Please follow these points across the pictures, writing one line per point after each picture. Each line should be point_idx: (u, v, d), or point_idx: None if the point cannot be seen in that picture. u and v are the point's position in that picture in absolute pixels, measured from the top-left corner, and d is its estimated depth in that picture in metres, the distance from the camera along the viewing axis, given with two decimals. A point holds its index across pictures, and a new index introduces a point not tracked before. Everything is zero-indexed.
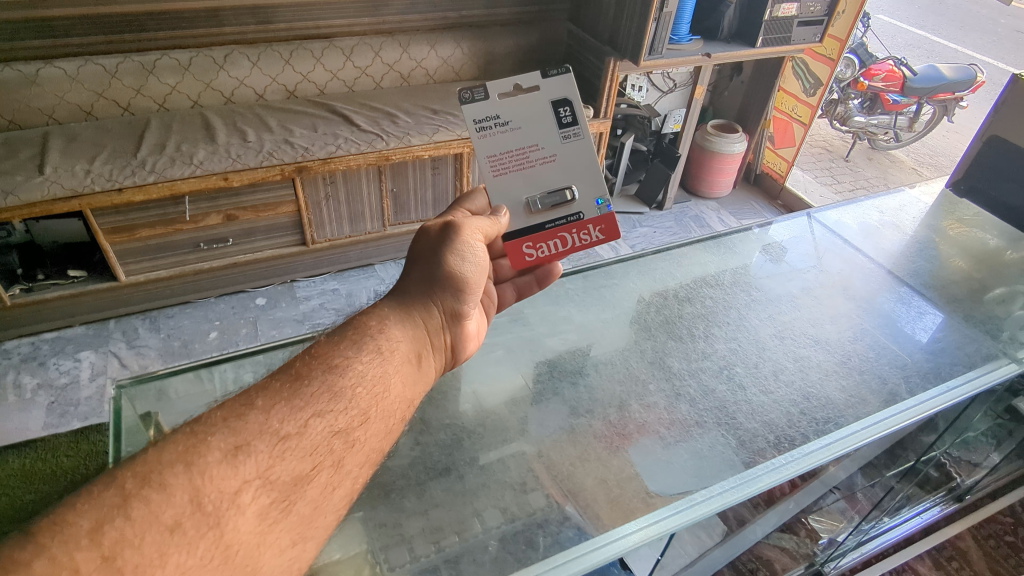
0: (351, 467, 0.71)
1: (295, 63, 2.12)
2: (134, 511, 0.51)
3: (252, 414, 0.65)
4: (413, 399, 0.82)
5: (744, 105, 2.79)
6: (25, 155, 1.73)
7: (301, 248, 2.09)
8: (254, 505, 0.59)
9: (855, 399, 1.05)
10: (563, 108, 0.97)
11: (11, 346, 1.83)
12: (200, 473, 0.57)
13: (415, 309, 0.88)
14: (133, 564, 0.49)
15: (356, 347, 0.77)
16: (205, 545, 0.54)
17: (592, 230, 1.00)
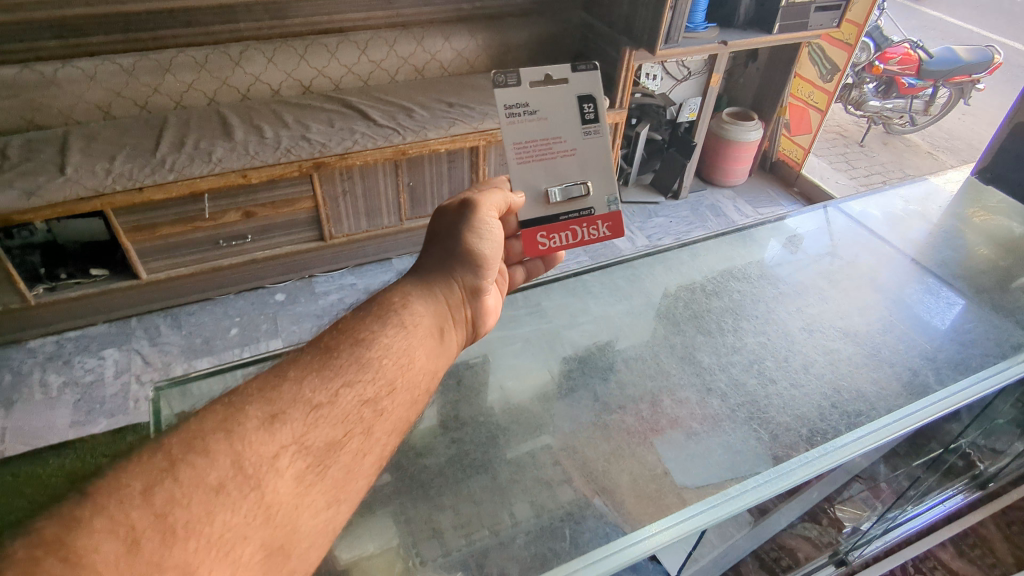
0: (380, 435, 0.71)
1: (309, 58, 2.12)
2: (181, 474, 0.53)
3: (285, 385, 0.67)
4: (438, 370, 0.83)
5: (760, 92, 2.76)
6: (46, 156, 1.74)
7: (319, 243, 2.10)
8: (291, 469, 0.61)
9: (887, 392, 1.05)
10: (587, 104, 0.96)
11: (36, 345, 1.85)
12: (239, 440, 0.59)
13: (435, 285, 0.88)
14: (184, 521, 0.51)
15: (380, 323, 0.78)
16: (247, 505, 0.56)
17: (601, 226, 0.99)
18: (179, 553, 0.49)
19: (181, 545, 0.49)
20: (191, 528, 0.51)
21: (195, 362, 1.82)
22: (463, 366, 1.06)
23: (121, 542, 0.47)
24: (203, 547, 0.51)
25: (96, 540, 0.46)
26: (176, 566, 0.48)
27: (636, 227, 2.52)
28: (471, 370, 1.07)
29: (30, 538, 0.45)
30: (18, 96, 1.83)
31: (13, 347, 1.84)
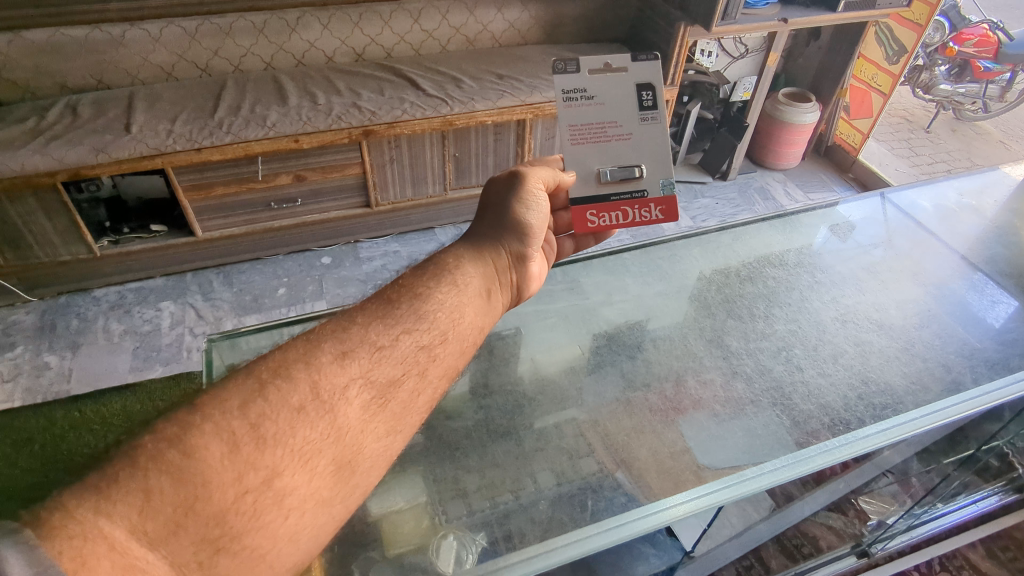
0: (434, 377, 0.75)
1: (363, 26, 2.15)
2: (269, 394, 0.61)
3: (354, 327, 0.72)
4: (485, 327, 0.86)
5: (820, 73, 2.66)
6: (113, 115, 1.83)
7: (366, 210, 2.15)
8: (359, 400, 0.67)
9: (916, 386, 1.04)
10: (645, 92, 0.96)
11: (100, 294, 1.98)
12: (317, 370, 0.65)
13: (485, 249, 0.90)
14: (274, 432, 0.59)
15: (434, 281, 0.82)
16: (322, 426, 0.62)
17: (654, 208, 0.97)
18: (267, 459, 0.57)
19: (268, 453, 0.58)
20: (277, 439, 0.59)
21: (244, 318, 1.91)
22: (496, 337, 1.10)
23: (222, 444, 0.55)
24: (286, 457, 0.59)
25: (203, 439, 0.55)
26: (263, 469, 0.57)
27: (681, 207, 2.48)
28: (504, 341, 1.10)
29: (155, 432, 0.54)
30: (89, 56, 1.92)
31: (80, 294, 1.97)
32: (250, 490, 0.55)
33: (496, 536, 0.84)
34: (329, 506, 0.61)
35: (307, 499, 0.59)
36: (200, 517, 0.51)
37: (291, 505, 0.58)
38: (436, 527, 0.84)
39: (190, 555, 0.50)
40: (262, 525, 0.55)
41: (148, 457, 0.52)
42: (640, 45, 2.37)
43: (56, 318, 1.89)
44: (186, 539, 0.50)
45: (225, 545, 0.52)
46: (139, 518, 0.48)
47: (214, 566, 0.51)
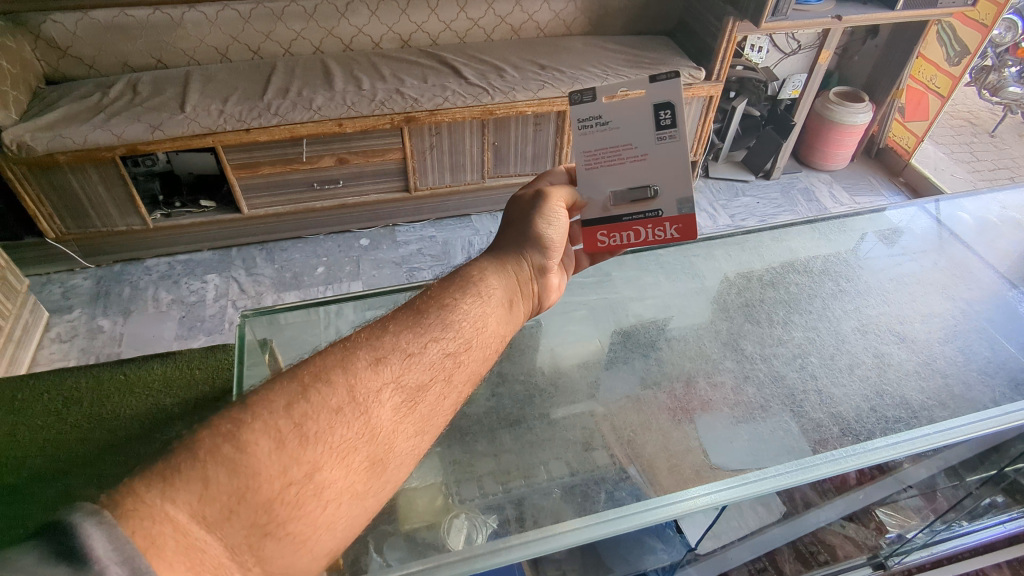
0: (459, 383, 0.77)
1: (411, 13, 2.18)
2: (312, 397, 0.63)
3: (386, 335, 0.75)
4: (507, 336, 0.87)
5: (876, 72, 2.56)
6: (169, 94, 1.92)
7: (404, 194, 2.19)
8: (390, 402, 0.68)
9: (933, 401, 1.02)
10: (664, 110, 0.89)
11: (152, 264, 2.08)
12: (352, 375, 0.67)
13: (508, 261, 0.91)
14: (315, 430, 0.61)
15: (460, 292, 0.84)
16: (357, 426, 0.64)
17: (669, 227, 0.94)
18: (310, 454, 0.59)
19: (310, 449, 0.59)
20: (318, 436, 0.61)
21: (284, 294, 1.98)
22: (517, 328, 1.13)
23: (270, 440, 0.58)
24: (326, 453, 0.60)
25: (252, 435, 0.57)
26: (306, 463, 0.58)
27: (721, 205, 2.44)
28: (525, 333, 1.13)
29: (211, 428, 0.57)
30: (150, 36, 2.01)
31: (133, 264, 2.08)
32: (294, 482, 0.57)
33: (507, 517, 0.86)
34: (364, 500, 0.62)
35: (344, 492, 0.61)
36: (250, 505, 0.54)
37: (329, 498, 0.59)
38: (449, 507, 0.87)
39: (238, 539, 0.52)
40: (304, 514, 0.57)
41: (205, 450, 0.54)
42: (686, 40, 2.34)
43: (110, 285, 2.00)
44: (238, 526, 0.53)
45: (271, 531, 0.54)
46: (199, 503, 0.51)
47: (261, 550, 0.53)
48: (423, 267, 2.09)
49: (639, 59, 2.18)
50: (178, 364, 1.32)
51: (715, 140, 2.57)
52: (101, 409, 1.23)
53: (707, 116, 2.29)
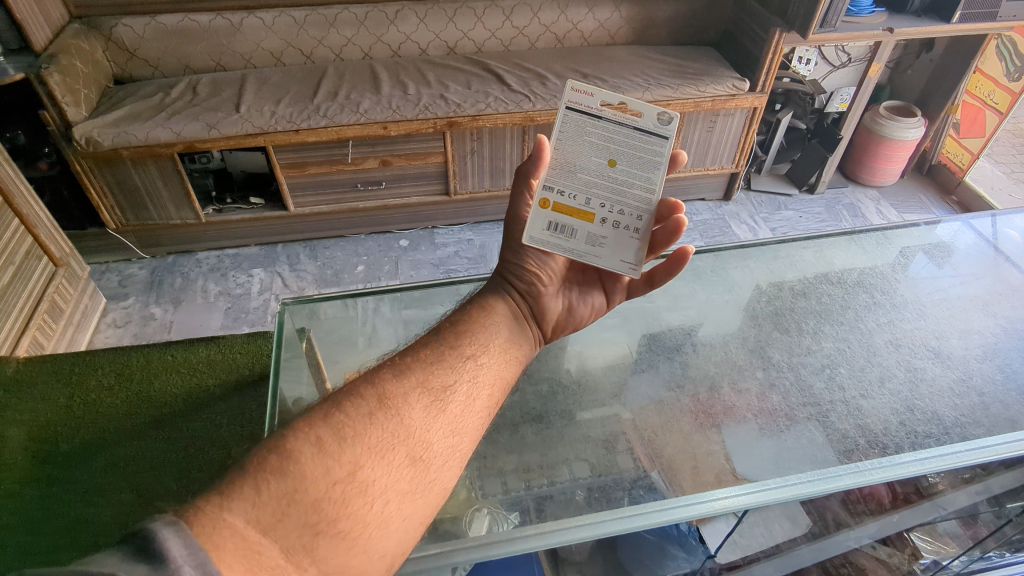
0: (486, 385, 0.77)
1: (458, 21, 2.24)
2: (346, 407, 0.64)
3: (406, 354, 0.76)
4: (522, 344, 0.86)
5: (930, 85, 2.48)
6: (227, 95, 2.01)
7: (444, 198, 2.23)
8: (420, 403, 0.68)
9: (967, 419, 1.00)
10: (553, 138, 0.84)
11: (202, 256, 2.18)
12: (379, 384, 0.68)
13: (497, 287, 0.89)
14: (353, 432, 0.61)
15: (468, 312, 0.84)
16: (392, 427, 0.64)
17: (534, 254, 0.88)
18: (349, 454, 0.59)
19: (349, 449, 0.59)
20: (354, 437, 0.61)
21: (325, 290, 2.05)
22: None
23: (310, 445, 0.58)
24: (365, 452, 0.60)
25: (291, 443, 0.57)
26: (347, 462, 0.58)
27: (762, 218, 2.40)
28: None
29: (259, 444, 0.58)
30: (210, 40, 2.12)
31: (185, 256, 2.18)
32: (338, 481, 0.57)
33: (527, 510, 0.88)
34: (409, 498, 0.62)
35: (388, 490, 0.60)
36: (300, 506, 0.53)
37: (375, 495, 0.59)
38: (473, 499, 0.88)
39: (293, 540, 0.52)
40: (352, 512, 0.56)
41: (254, 464, 0.55)
42: (731, 50, 2.32)
43: (163, 276, 2.10)
44: (291, 527, 0.52)
45: (323, 529, 0.54)
46: (252, 509, 0.51)
47: (316, 550, 0.53)
48: (459, 269, 2.12)
49: (683, 69, 2.18)
50: (221, 348, 1.38)
51: (757, 152, 2.52)
52: (149, 386, 1.30)
53: (750, 128, 2.26)
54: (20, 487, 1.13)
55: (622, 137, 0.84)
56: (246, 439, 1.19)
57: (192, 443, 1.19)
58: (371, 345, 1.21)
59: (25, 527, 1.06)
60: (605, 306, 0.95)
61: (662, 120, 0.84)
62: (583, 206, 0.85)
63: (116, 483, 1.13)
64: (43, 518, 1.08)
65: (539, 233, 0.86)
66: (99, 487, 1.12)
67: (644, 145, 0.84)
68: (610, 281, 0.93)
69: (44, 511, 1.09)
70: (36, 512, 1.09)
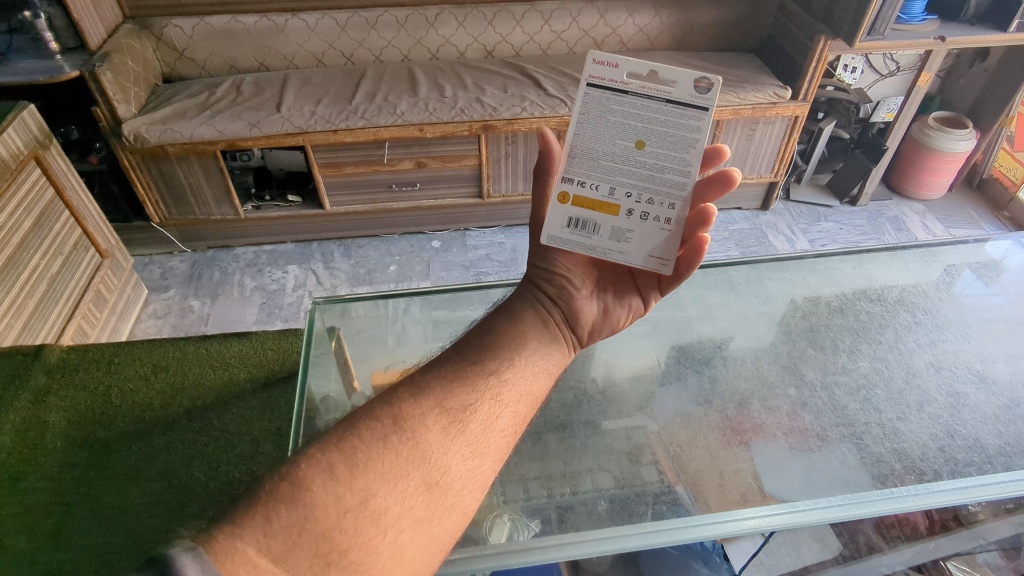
0: (509, 402, 0.73)
1: (496, 25, 2.24)
2: (359, 431, 0.62)
3: (426, 372, 0.74)
4: (552, 357, 0.84)
5: (982, 96, 2.39)
6: (269, 95, 2.06)
7: (477, 200, 2.24)
8: (437, 425, 0.66)
9: (1012, 448, 0.95)
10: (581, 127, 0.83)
11: (240, 252, 2.23)
12: (395, 407, 0.66)
13: (525, 294, 0.88)
14: (366, 457, 0.59)
15: (490, 328, 0.83)
16: (407, 451, 0.62)
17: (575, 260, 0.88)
18: (361, 481, 0.57)
19: (360, 477, 0.57)
20: (366, 464, 0.58)
21: (357, 288, 2.07)
22: None
23: (321, 473, 0.56)
24: (377, 478, 0.58)
25: (303, 471, 0.56)
26: (358, 490, 0.56)
27: (800, 229, 2.35)
28: None
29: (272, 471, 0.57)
30: (255, 41, 2.17)
31: (224, 251, 2.23)
32: (349, 509, 0.54)
33: (549, 518, 0.87)
34: (426, 525, 0.58)
35: (402, 518, 0.57)
36: (310, 535, 0.52)
37: (388, 523, 0.56)
38: (493, 505, 0.88)
39: (304, 569, 0.50)
40: (364, 542, 0.54)
41: (265, 492, 0.54)
42: (774, 58, 2.28)
43: (203, 269, 2.15)
44: (301, 556, 0.51)
45: (334, 559, 0.52)
46: (264, 538, 0.50)
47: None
48: (490, 272, 2.12)
49: (723, 76, 2.15)
50: (254, 343, 1.41)
51: (798, 161, 2.46)
52: (183, 378, 1.34)
53: (791, 136, 2.21)
54: (58, 472, 1.16)
55: (653, 113, 0.81)
56: (274, 434, 1.22)
57: (221, 436, 1.22)
58: (400, 345, 1.22)
59: (61, 511, 1.10)
60: (642, 308, 0.93)
61: (698, 89, 0.79)
62: (604, 197, 0.84)
63: (149, 472, 1.16)
64: (78, 504, 1.11)
65: (558, 230, 0.86)
66: (132, 475, 1.16)
67: (679, 119, 0.80)
68: (644, 283, 0.91)
69: (80, 496, 1.12)
70: (72, 497, 1.12)
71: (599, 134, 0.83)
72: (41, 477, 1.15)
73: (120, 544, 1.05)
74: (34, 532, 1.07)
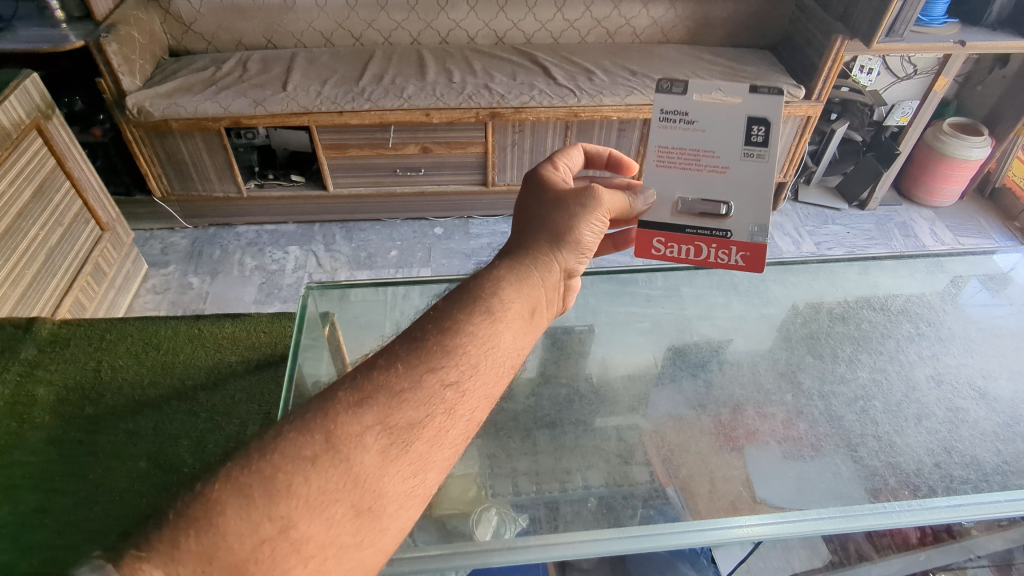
0: (465, 413, 0.66)
1: (508, 10, 2.21)
2: (285, 446, 0.56)
3: (375, 370, 0.65)
4: (525, 350, 0.75)
5: (999, 104, 2.35)
6: (275, 73, 2.03)
7: (481, 188, 2.22)
8: (377, 445, 0.59)
9: (1009, 467, 0.94)
10: (757, 127, 0.88)
11: (241, 230, 2.21)
12: (331, 418, 0.59)
13: (536, 263, 0.81)
14: (289, 481, 0.53)
15: (467, 310, 0.72)
16: (338, 474, 0.56)
17: (734, 252, 0.93)
18: (282, 508, 0.52)
19: (282, 503, 0.52)
20: (289, 488, 0.53)
21: (356, 272, 2.06)
22: (571, 337, 1.15)
23: (237, 497, 0.51)
24: (302, 505, 0.53)
25: (218, 492, 0.51)
26: (278, 517, 0.51)
27: (807, 231, 2.32)
28: (577, 341, 1.15)
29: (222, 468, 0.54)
30: (264, 19, 2.14)
31: (225, 229, 2.22)
32: (266, 540, 0.50)
33: (537, 516, 0.86)
34: (353, 551, 0.54)
35: (327, 546, 0.53)
36: (221, 566, 0.48)
37: (310, 553, 0.51)
38: (480, 498, 0.88)
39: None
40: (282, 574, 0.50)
41: (177, 513, 0.50)
42: (789, 56, 2.24)
43: (203, 246, 2.14)
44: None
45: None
46: (171, 564, 0.47)
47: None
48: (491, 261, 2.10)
49: (735, 73, 2.11)
50: (246, 325, 1.40)
51: (808, 162, 2.43)
52: (174, 358, 1.33)
53: (802, 137, 2.18)
54: (43, 447, 1.16)
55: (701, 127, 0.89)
56: (261, 417, 1.21)
57: (209, 417, 1.21)
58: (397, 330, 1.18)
59: (45, 487, 1.09)
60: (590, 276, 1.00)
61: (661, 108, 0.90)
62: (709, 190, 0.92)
63: (134, 451, 1.16)
64: (61, 479, 1.11)
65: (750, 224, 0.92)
66: (117, 454, 1.15)
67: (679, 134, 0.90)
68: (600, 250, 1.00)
69: (65, 471, 1.12)
70: (55, 473, 1.12)
71: (728, 135, 0.89)
72: (27, 452, 1.15)
73: (103, 522, 1.05)
74: (17, 506, 1.06)
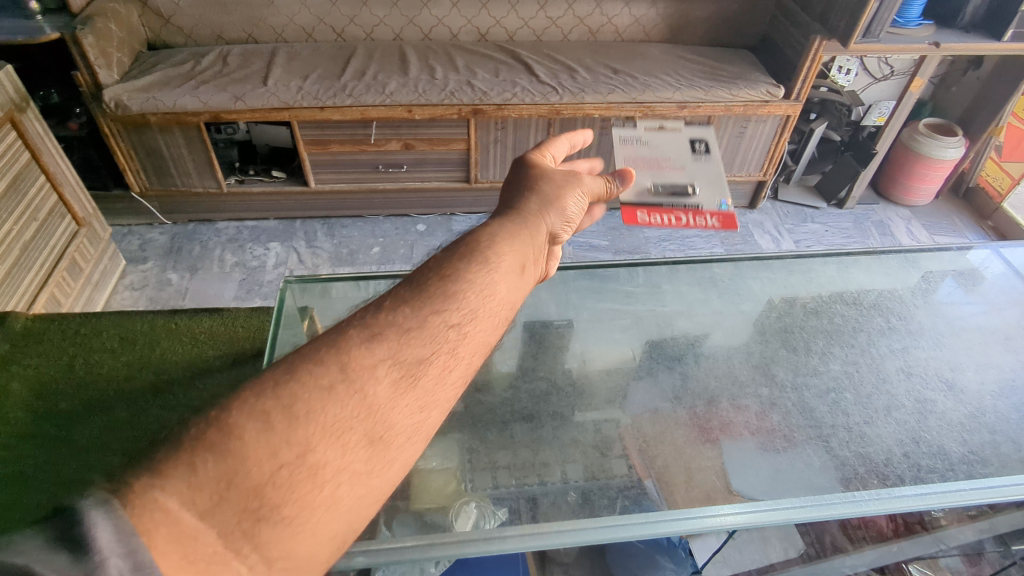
0: (467, 356, 0.67)
1: (491, 8, 2.21)
2: (303, 375, 0.54)
3: (380, 312, 0.65)
4: (519, 305, 0.77)
5: (973, 105, 2.39)
6: (256, 67, 2.02)
7: (464, 185, 2.21)
8: (387, 378, 0.59)
9: (975, 457, 0.96)
10: (696, 143, 1.23)
11: (222, 226, 2.19)
12: (344, 351, 0.58)
13: (529, 220, 0.84)
14: (307, 407, 0.52)
15: (465, 261, 0.73)
16: (352, 404, 0.55)
17: (709, 217, 1.04)
18: (300, 433, 0.51)
19: (300, 429, 0.51)
20: (307, 414, 0.52)
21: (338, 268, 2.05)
22: (551, 331, 1.16)
23: (255, 421, 0.50)
24: (318, 431, 0.52)
25: (235, 417, 0.49)
26: (296, 443, 0.50)
27: (786, 229, 2.34)
28: (556, 335, 1.16)
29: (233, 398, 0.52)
30: (244, 13, 2.12)
31: (205, 225, 2.20)
32: (284, 464, 0.49)
33: (515, 508, 0.86)
34: (365, 479, 0.53)
35: (342, 471, 0.52)
36: (239, 489, 0.46)
37: (327, 479, 0.51)
38: (460, 492, 0.88)
39: (232, 525, 0.45)
40: (299, 497, 0.49)
41: (191, 437, 0.48)
42: (769, 56, 2.26)
43: (183, 242, 2.12)
44: (229, 512, 0.45)
45: (265, 515, 0.46)
46: (188, 488, 0.44)
47: (257, 537, 0.45)
48: None
49: (716, 72, 2.13)
50: (224, 320, 1.40)
51: (787, 160, 2.45)
52: (150, 352, 1.32)
53: (781, 136, 2.20)
54: (17, 441, 1.14)
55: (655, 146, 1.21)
56: None
57: (187, 410, 1.20)
58: None
59: (19, 481, 1.08)
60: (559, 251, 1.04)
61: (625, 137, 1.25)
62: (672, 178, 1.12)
63: (110, 444, 1.14)
64: (33, 474, 1.09)
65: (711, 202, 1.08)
66: (92, 447, 1.14)
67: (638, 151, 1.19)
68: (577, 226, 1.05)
69: (38, 466, 1.10)
70: (29, 467, 1.10)
71: (676, 148, 1.22)
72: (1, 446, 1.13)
73: None
74: None
